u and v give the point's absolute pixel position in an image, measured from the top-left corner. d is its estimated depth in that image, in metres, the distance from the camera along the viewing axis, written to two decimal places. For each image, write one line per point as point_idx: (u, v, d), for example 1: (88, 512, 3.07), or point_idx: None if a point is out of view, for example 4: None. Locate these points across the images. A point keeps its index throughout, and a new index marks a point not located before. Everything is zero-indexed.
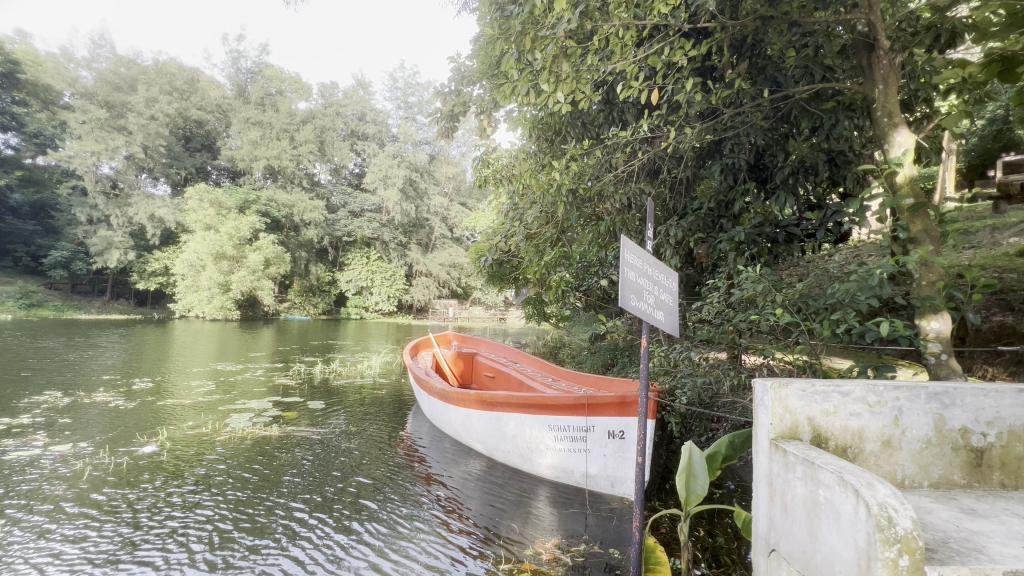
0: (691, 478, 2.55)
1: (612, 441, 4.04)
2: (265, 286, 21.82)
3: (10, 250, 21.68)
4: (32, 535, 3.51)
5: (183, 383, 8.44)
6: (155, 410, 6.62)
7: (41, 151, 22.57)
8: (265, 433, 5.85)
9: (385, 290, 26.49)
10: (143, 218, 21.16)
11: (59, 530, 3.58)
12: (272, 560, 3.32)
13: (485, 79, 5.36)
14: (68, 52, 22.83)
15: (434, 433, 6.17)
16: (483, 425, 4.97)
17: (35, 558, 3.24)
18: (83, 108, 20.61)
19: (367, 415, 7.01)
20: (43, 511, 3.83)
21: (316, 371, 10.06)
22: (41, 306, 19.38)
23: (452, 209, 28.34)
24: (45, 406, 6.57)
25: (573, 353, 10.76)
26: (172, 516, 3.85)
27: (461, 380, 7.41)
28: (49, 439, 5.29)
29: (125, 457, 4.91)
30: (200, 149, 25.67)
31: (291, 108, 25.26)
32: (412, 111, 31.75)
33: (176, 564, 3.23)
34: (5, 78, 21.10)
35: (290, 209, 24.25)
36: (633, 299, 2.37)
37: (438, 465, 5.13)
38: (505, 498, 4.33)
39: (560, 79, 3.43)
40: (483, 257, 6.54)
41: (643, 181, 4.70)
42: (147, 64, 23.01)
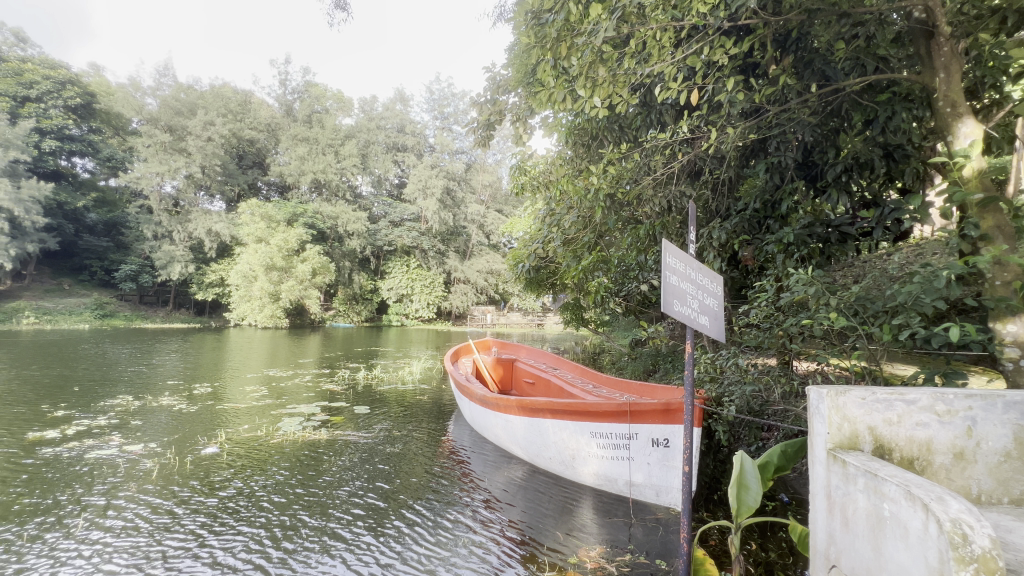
0: (743, 489, 2.46)
1: (657, 449, 3.95)
2: (312, 295, 22.77)
3: (87, 265, 23.66)
4: (121, 521, 3.87)
5: (238, 388, 8.90)
6: (214, 414, 7.02)
7: (113, 173, 24.62)
8: (315, 436, 6.09)
9: (425, 297, 27.04)
10: (202, 233, 22.56)
11: (132, 524, 3.83)
12: (335, 548, 3.57)
13: (521, 87, 5.39)
14: (136, 81, 24.67)
15: (476, 439, 6.22)
16: (524, 431, 4.97)
17: (110, 550, 3.46)
18: (149, 133, 22.31)
19: (410, 420, 7.16)
20: (131, 500, 4.24)
21: (359, 376, 10.40)
22: (113, 316, 20.98)
23: (488, 217, 28.74)
24: (119, 408, 7.13)
25: (613, 360, 10.61)
26: (244, 505, 4.21)
27: (501, 385, 7.53)
28: (123, 439, 5.73)
29: (189, 457, 5.25)
30: (251, 166, 27.32)
31: (335, 124, 26.47)
32: (449, 121, 32.58)
33: (235, 560, 3.38)
34: (83, 109, 23.36)
35: (335, 220, 25.15)
36: (676, 304, 2.32)
37: (481, 470, 5.19)
38: (548, 506, 4.30)
39: (596, 84, 3.43)
40: (520, 264, 6.55)
41: (683, 184, 4.64)
42: (204, 90, 24.63)
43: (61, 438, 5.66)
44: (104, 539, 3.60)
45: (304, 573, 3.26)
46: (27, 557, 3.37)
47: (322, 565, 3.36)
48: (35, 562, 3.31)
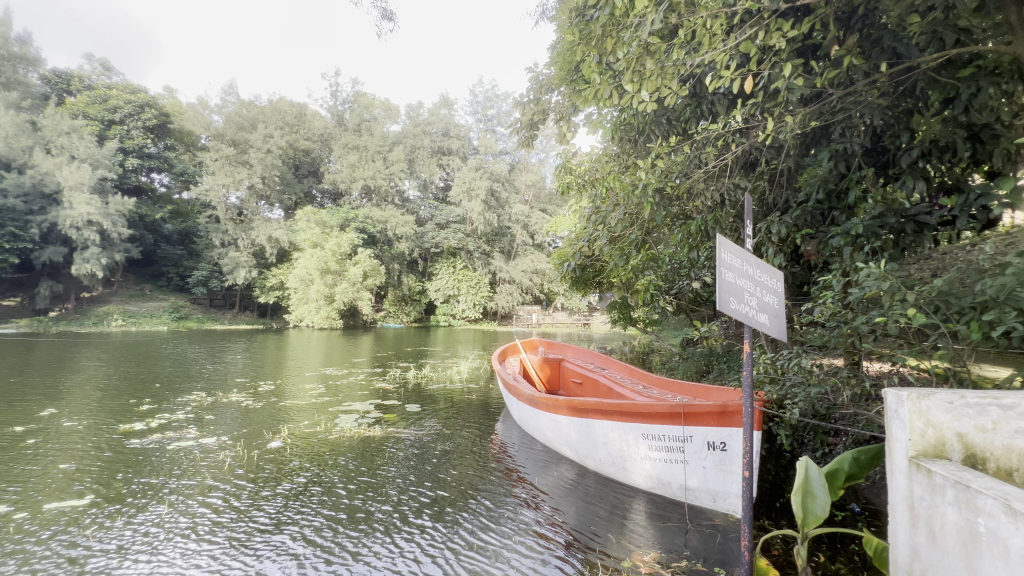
0: (809, 497, 2.31)
1: (713, 453, 3.80)
2: (364, 296, 23.64)
3: (164, 272, 25.74)
4: (214, 500, 4.29)
5: (298, 386, 9.40)
6: (277, 410, 7.44)
7: (185, 186, 26.74)
8: (369, 433, 6.32)
9: (471, 297, 27.55)
10: (263, 239, 23.97)
11: (206, 510, 4.11)
12: (398, 536, 3.75)
13: (563, 85, 5.37)
14: (204, 100, 26.62)
15: (524, 439, 6.23)
16: (573, 432, 4.93)
17: (189, 531, 3.75)
18: (216, 148, 23.95)
19: (458, 419, 7.27)
20: (215, 484, 4.63)
21: (410, 375, 10.68)
22: (187, 319, 22.71)
23: (532, 217, 28.76)
24: (195, 403, 7.72)
25: (663, 361, 10.37)
26: (312, 493, 4.49)
27: (548, 385, 7.50)
28: (198, 433, 6.18)
29: (257, 450, 5.60)
30: (307, 175, 28.83)
31: (383, 131, 27.46)
32: (492, 123, 32.93)
33: (307, 542, 3.64)
34: (160, 128, 25.51)
35: (384, 225, 25.97)
36: (733, 302, 2.23)
37: (530, 470, 5.20)
38: (599, 508, 4.24)
39: (644, 78, 3.33)
40: (566, 263, 6.51)
41: (737, 176, 4.46)
42: (263, 105, 26.19)
43: (146, 430, 6.19)
44: (204, 514, 4.03)
45: (372, 557, 3.46)
46: (130, 530, 3.76)
47: (388, 550, 3.56)
48: (135, 534, 3.69)
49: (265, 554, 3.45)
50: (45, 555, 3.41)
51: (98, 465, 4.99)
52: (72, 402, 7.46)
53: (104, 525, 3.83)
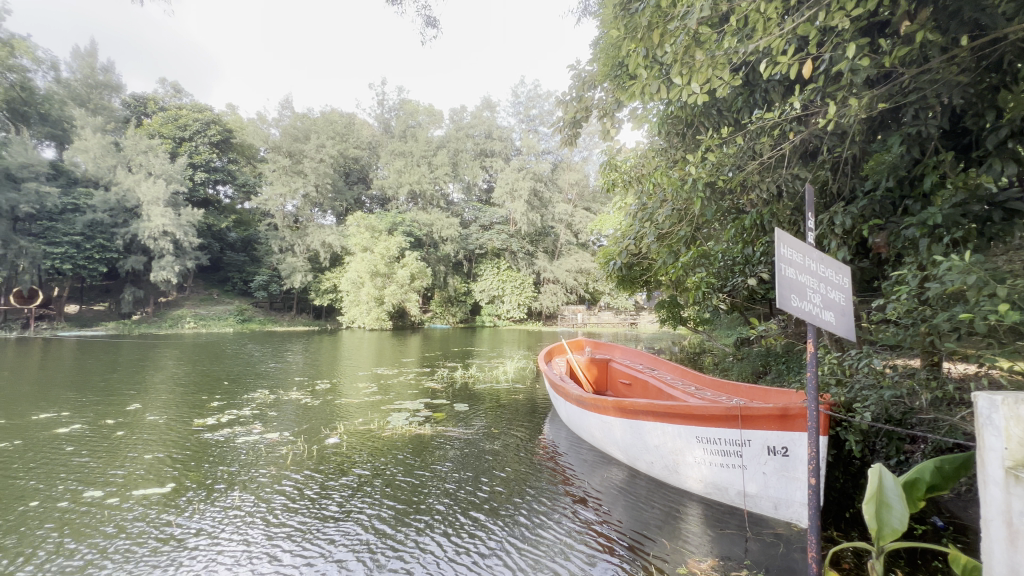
0: (883, 507, 2.16)
1: (773, 458, 3.62)
2: (412, 298, 24.28)
3: (230, 277, 27.55)
4: (285, 488, 4.60)
5: (352, 384, 9.81)
6: (333, 408, 7.78)
7: (247, 197, 28.54)
8: (420, 431, 6.49)
9: (516, 297, 27.71)
10: (318, 245, 25.16)
11: (270, 500, 4.35)
12: (454, 530, 3.86)
13: (607, 81, 5.30)
14: (262, 115, 28.32)
15: (572, 440, 6.18)
16: (622, 433, 4.84)
17: (255, 520, 3.98)
18: (274, 160, 25.37)
19: (505, 419, 7.31)
20: (283, 475, 4.93)
21: (457, 375, 10.86)
22: (250, 321, 24.18)
23: (576, 216, 28.49)
24: (259, 400, 8.25)
25: (715, 362, 9.99)
26: (370, 486, 4.68)
27: (596, 386, 7.40)
28: (263, 428, 6.59)
29: (317, 445, 5.88)
30: (356, 182, 30.01)
31: (428, 136, 28.18)
32: (534, 123, 32.95)
33: (372, 530, 3.83)
34: (224, 143, 27.40)
35: (430, 227, 26.51)
36: (795, 300, 2.10)
37: (579, 472, 5.15)
38: (652, 512, 4.15)
39: (693, 69, 3.20)
40: (611, 261, 6.40)
41: (795, 165, 4.21)
42: (316, 117, 27.50)
43: (217, 425, 6.67)
44: (279, 500, 4.34)
45: (431, 548, 3.59)
46: (216, 511, 4.12)
47: (446, 543, 3.67)
48: (221, 516, 4.03)
49: (336, 540, 3.68)
50: (147, 531, 3.80)
51: (175, 455, 5.40)
52: (153, 398, 8.13)
53: (181, 511, 4.12)
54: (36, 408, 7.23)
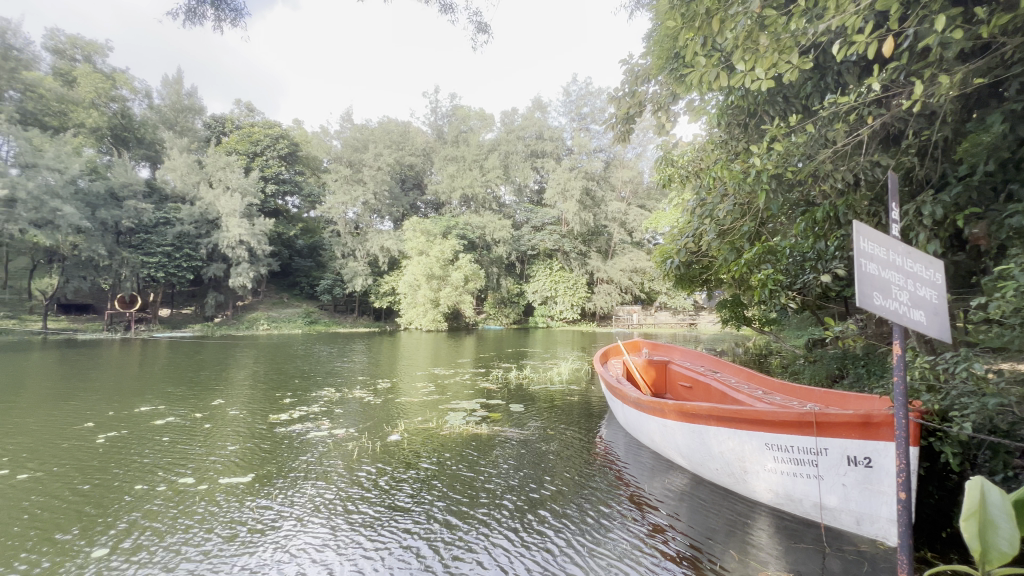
0: (990, 526, 1.48)
1: (854, 469, 3.35)
2: (466, 300, 24.75)
3: (298, 282, 29.40)
4: (353, 481, 4.85)
5: (411, 384, 10.14)
6: (394, 406, 8.08)
7: (312, 206, 30.32)
8: (476, 430, 6.61)
9: (569, 298, 27.51)
10: (377, 250, 26.25)
11: (340, 490, 4.61)
12: (513, 530, 3.92)
13: (662, 74, 5.13)
14: (325, 128, 29.98)
15: (629, 444, 6.04)
16: (684, 438, 4.66)
17: (328, 509, 4.23)
18: (336, 170, 26.77)
19: (560, 420, 7.28)
20: (350, 468, 5.20)
21: (512, 376, 10.93)
22: (317, 323, 25.67)
23: (630, 214, 27.81)
24: (327, 398, 8.74)
25: (784, 364, 9.42)
26: (430, 483, 4.82)
27: (654, 389, 7.19)
28: (330, 424, 6.97)
29: (380, 441, 6.14)
30: (412, 189, 31.04)
31: (479, 141, 28.66)
32: (586, 121, 32.56)
33: (436, 525, 3.97)
34: (291, 157, 29.32)
35: (482, 230, 26.86)
36: (877, 299, 1.93)
37: (638, 476, 5.03)
38: (718, 521, 3.97)
39: (757, 56, 3.03)
40: (668, 259, 6.20)
41: (875, 152, 3.88)
42: (374, 127, 28.73)
43: (290, 420, 7.14)
44: (350, 490, 4.62)
45: (492, 546, 3.68)
46: (295, 498, 4.44)
47: (506, 542, 3.73)
48: (300, 503, 4.35)
49: (404, 532, 3.86)
50: (238, 512, 4.18)
51: (255, 447, 5.82)
52: (234, 394, 8.85)
53: (261, 498, 4.46)
54: (137, 401, 8.08)
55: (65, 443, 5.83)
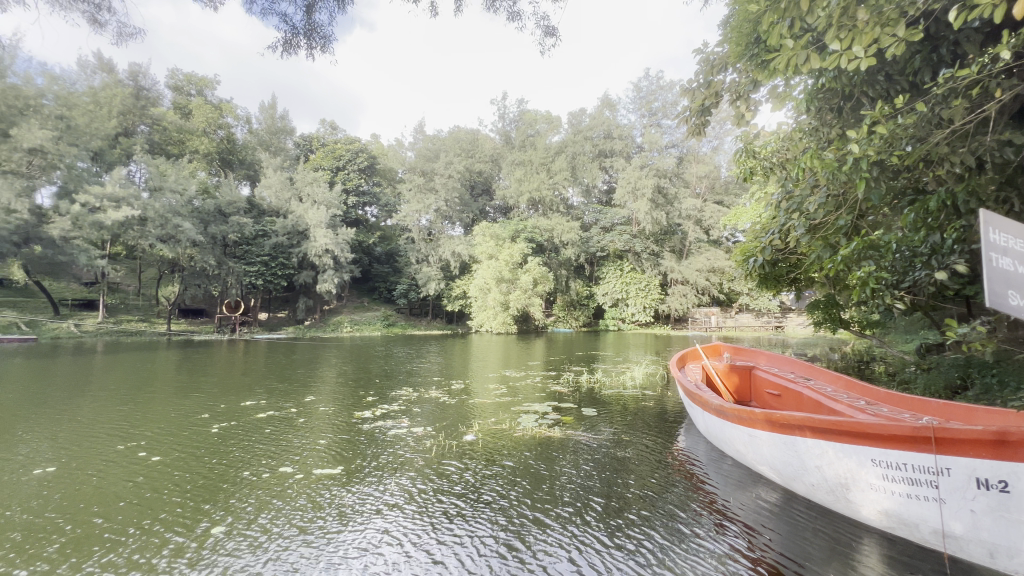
0: None
1: (986, 494, 2.91)
2: (535, 303, 24.82)
3: (377, 287, 31.21)
4: (432, 476, 5.06)
5: (483, 386, 10.34)
6: (467, 407, 8.29)
7: (389, 215, 32.06)
8: (549, 434, 6.59)
9: (641, 301, 26.68)
10: (448, 255, 27.16)
11: (427, 483, 4.86)
12: (588, 533, 3.88)
13: (741, 61, 4.80)
14: (400, 140, 31.61)
15: (711, 454, 5.71)
16: (774, 450, 4.33)
17: (417, 500, 4.49)
18: (410, 180, 28.12)
19: (634, 426, 7.06)
20: (429, 464, 5.42)
21: (583, 379, 10.79)
22: (394, 326, 27.07)
23: (706, 210, 26.47)
24: (405, 397, 9.17)
25: (890, 373, 8.44)
26: (504, 482, 4.90)
27: (737, 396, 6.75)
28: (409, 422, 7.30)
29: (455, 440, 6.33)
30: (481, 194, 31.82)
31: (546, 144, 28.73)
32: (656, 117, 31.50)
33: (510, 523, 4.04)
34: (370, 169, 31.26)
35: (551, 232, 26.83)
36: (1014, 298, 1.68)
37: (722, 488, 4.74)
38: (816, 543, 3.63)
39: (855, 32, 2.75)
40: (751, 258, 5.80)
41: (1005, 129, 3.38)
42: (445, 137, 29.83)
43: (373, 417, 7.58)
44: (430, 485, 4.83)
45: (568, 548, 3.66)
46: (380, 489, 4.72)
47: (581, 545, 3.70)
48: (385, 493, 4.63)
49: (480, 527, 3.96)
50: (331, 498, 4.53)
51: (343, 441, 6.25)
52: (324, 391, 9.58)
53: (356, 486, 4.81)
54: (244, 395, 9.02)
55: (188, 431, 6.63)
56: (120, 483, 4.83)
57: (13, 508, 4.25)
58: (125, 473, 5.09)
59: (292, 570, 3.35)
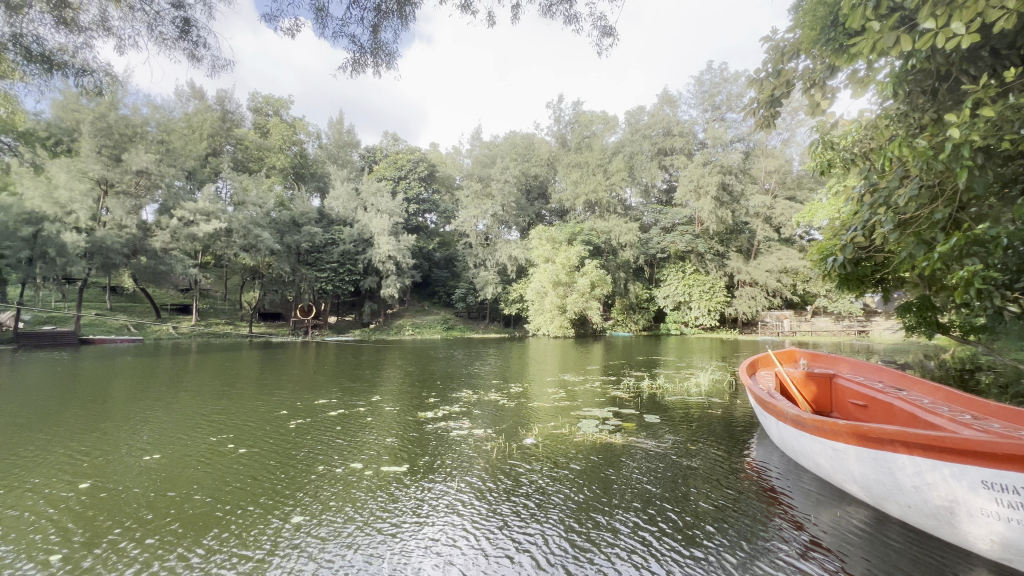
0: None
1: None
2: (593, 306, 24.42)
3: (437, 291, 32.17)
4: (494, 477, 5.15)
5: (541, 389, 10.33)
6: (525, 410, 8.33)
7: (448, 221, 32.98)
8: (610, 439, 6.49)
9: (705, 303, 25.52)
10: (505, 259, 27.44)
11: (496, 483, 4.98)
12: (649, 543, 3.79)
13: (816, 47, 4.48)
14: (457, 148, 32.45)
15: (788, 467, 5.35)
16: (860, 465, 3.98)
17: (486, 498, 4.62)
18: (468, 186, 28.76)
19: (701, 434, 6.78)
20: (489, 466, 5.51)
21: (644, 385, 10.47)
22: (453, 329, 27.75)
23: (777, 207, 24.92)
24: (465, 399, 9.36)
25: (1000, 384, 7.50)
26: (562, 486, 4.89)
27: (816, 406, 6.27)
28: (470, 424, 7.44)
29: (516, 444, 6.36)
30: (537, 198, 31.96)
31: (603, 144, 28.34)
32: (720, 111, 30.13)
33: (570, 528, 4.03)
34: (429, 177, 32.36)
35: (608, 234, 26.35)
36: None
37: (800, 505, 4.43)
38: (912, 572, 3.30)
39: (954, 7, 2.49)
40: (829, 257, 5.39)
41: None
42: (501, 143, 30.28)
43: (435, 418, 7.79)
44: (493, 486, 4.91)
45: (628, 556, 3.61)
46: (446, 487, 4.87)
47: (642, 555, 3.62)
48: (451, 491, 4.77)
49: (541, 530, 3.98)
50: (401, 494, 4.73)
51: (407, 441, 6.49)
52: (389, 392, 9.98)
53: (429, 482, 5.03)
54: (317, 395, 9.59)
55: (269, 426, 7.19)
56: (214, 471, 5.34)
57: (127, 489, 4.82)
58: (216, 462, 5.62)
59: (376, 557, 3.58)
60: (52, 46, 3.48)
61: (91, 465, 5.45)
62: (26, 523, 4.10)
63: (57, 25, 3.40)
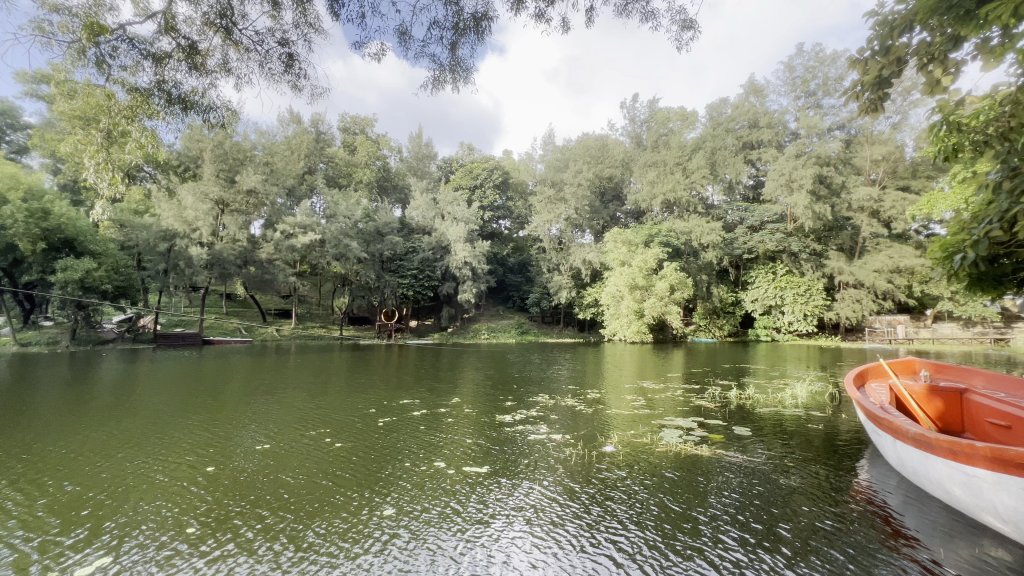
0: None
1: None
2: (672, 310, 23.35)
3: (511, 296, 32.56)
4: (573, 483, 5.09)
5: (618, 396, 10.04)
6: (602, 417, 8.14)
7: (521, 227, 33.34)
8: (696, 451, 6.15)
9: (800, 308, 23.36)
10: (579, 263, 27.09)
11: (580, 489, 4.92)
12: (741, 561, 3.56)
13: (933, 17, 3.94)
14: (530, 154, 32.70)
15: (909, 494, 4.72)
16: (1008, 497, 3.41)
17: (566, 503, 4.56)
18: (541, 191, 28.87)
19: (800, 450, 6.20)
20: (569, 471, 5.46)
21: (732, 395, 9.79)
22: (527, 333, 27.93)
23: (886, 199, 22.26)
24: (541, 404, 9.35)
25: None
26: (644, 495, 4.72)
27: (944, 425, 5.47)
28: (547, 429, 7.40)
29: (595, 451, 6.23)
30: (612, 200, 31.36)
31: (681, 141, 27.17)
32: (815, 97, 27.60)
33: (651, 538, 3.88)
34: (503, 184, 32.97)
35: (688, 236, 25.12)
36: None
37: (927, 537, 3.88)
38: None
39: None
40: (957, 254, 4.69)
41: None
42: (574, 146, 30.06)
43: (512, 422, 7.85)
44: (575, 491, 4.84)
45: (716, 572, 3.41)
46: (527, 490, 4.87)
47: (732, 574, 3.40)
48: (532, 493, 4.78)
49: (621, 538, 3.88)
50: (483, 493, 4.82)
51: (485, 443, 6.62)
52: (468, 395, 10.25)
53: (513, 483, 5.09)
54: (401, 395, 10.10)
55: (360, 423, 7.72)
56: (315, 460, 5.85)
57: (245, 472, 5.43)
58: (316, 453, 6.14)
59: (466, 551, 3.69)
60: (186, 90, 4.09)
61: (214, 451, 6.20)
62: (171, 496, 4.78)
63: (190, 70, 3.97)
